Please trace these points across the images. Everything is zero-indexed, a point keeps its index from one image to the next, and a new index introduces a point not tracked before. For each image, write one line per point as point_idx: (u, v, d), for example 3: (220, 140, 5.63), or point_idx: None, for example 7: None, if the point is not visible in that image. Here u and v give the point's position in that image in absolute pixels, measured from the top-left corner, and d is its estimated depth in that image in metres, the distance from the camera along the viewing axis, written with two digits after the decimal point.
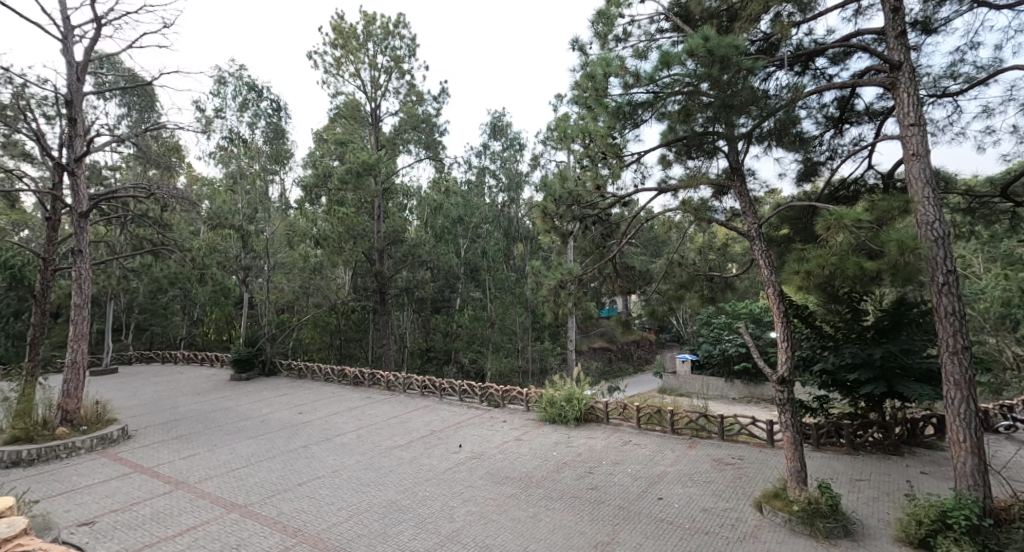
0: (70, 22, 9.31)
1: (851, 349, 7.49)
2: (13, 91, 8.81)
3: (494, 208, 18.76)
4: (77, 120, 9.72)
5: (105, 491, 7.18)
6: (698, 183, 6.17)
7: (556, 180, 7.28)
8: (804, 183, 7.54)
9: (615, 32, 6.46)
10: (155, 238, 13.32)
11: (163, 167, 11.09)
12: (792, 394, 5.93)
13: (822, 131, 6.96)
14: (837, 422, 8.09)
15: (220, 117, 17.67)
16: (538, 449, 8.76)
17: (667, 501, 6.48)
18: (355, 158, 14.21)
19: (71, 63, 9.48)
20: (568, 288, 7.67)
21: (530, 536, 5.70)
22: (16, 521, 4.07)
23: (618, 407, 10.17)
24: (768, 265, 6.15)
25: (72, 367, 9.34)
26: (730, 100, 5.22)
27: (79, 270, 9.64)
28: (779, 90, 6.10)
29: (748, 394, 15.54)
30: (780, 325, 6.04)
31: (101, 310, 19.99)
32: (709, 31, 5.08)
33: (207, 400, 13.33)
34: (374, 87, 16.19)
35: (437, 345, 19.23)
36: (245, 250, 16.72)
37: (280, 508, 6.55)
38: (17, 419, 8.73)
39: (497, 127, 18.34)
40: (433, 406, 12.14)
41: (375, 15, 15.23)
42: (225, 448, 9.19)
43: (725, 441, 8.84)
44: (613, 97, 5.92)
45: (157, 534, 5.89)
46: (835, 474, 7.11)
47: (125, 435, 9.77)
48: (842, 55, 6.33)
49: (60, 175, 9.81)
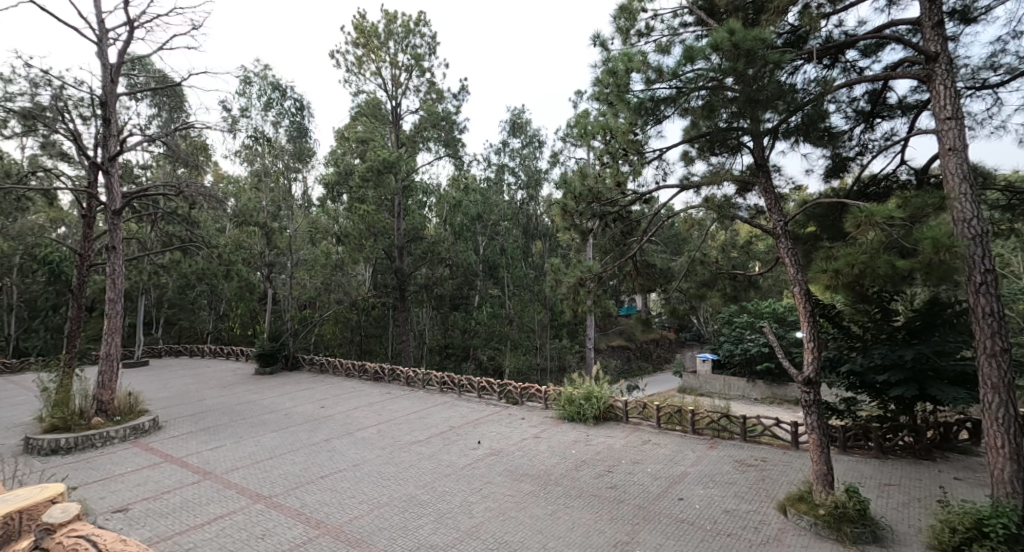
0: (104, 25, 9.58)
1: (881, 349, 7.27)
2: (51, 92, 9.13)
3: (513, 206, 18.59)
4: (112, 120, 10.00)
5: (137, 480, 7.41)
6: (723, 180, 6.05)
7: (575, 177, 7.18)
8: (832, 180, 7.34)
9: (637, 27, 6.37)
10: (184, 235, 13.75)
11: (192, 165, 11.38)
12: (818, 395, 5.80)
13: (852, 126, 6.76)
14: (866, 425, 7.85)
15: (246, 116, 17.99)
16: (557, 447, 8.73)
17: (687, 502, 6.42)
18: (375, 156, 14.39)
19: (105, 66, 9.77)
20: (587, 286, 7.60)
21: (549, 534, 5.69)
22: (71, 506, 3.66)
23: (637, 406, 10.07)
24: (794, 263, 6.02)
25: (106, 359, 9.64)
26: (756, 95, 5.14)
27: (113, 266, 9.91)
28: (807, 84, 5.96)
29: (770, 395, 15.27)
30: (806, 324, 5.91)
31: (133, 304, 20.65)
32: (735, 23, 4.92)
33: (232, 393, 13.61)
34: (394, 86, 16.37)
35: (456, 341, 19.28)
36: (269, 247, 17.12)
37: (303, 499, 6.68)
38: (56, 408, 9.11)
39: (517, 124, 18.24)
40: (451, 403, 12.21)
41: (396, 14, 15.35)
42: (250, 440, 9.40)
43: (747, 442, 8.69)
44: (634, 93, 5.86)
45: (187, 522, 6.06)
46: (861, 478, 6.95)
47: (155, 426, 10.04)
48: (875, 46, 6.15)
49: (96, 174, 10.10)
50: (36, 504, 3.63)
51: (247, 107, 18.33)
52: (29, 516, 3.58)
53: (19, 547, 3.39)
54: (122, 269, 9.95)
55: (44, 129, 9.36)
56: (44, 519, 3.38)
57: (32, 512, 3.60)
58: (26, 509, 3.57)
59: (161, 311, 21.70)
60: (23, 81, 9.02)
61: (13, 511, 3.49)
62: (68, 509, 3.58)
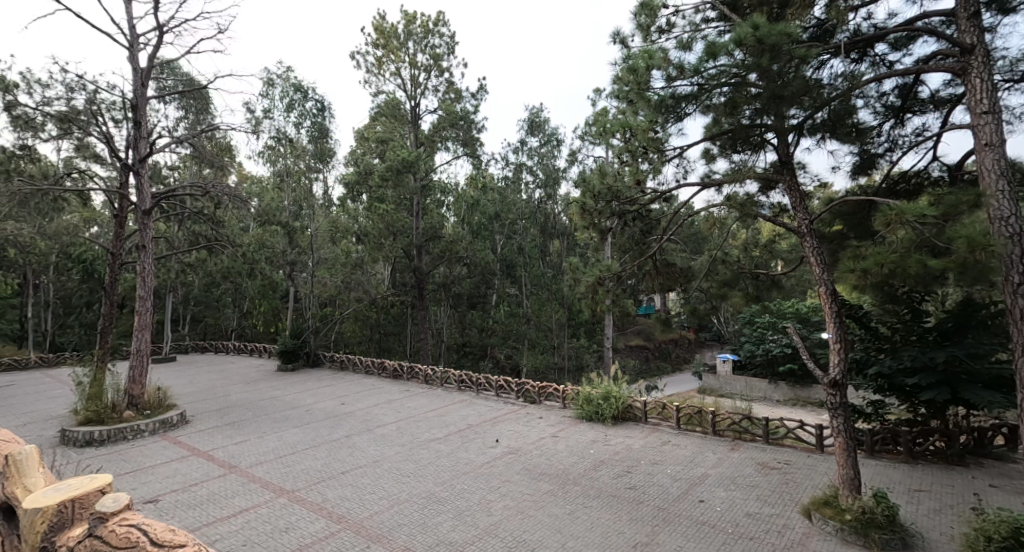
0: (135, 30, 9.86)
1: (911, 352, 7.04)
2: (86, 96, 9.43)
3: (531, 204, 18.75)
4: (142, 123, 10.28)
5: (166, 472, 7.62)
6: (746, 178, 5.94)
7: (594, 176, 7.15)
8: (859, 177, 7.14)
9: (658, 23, 6.30)
10: (210, 233, 14.05)
11: (217, 166, 11.63)
12: (845, 397, 5.65)
13: (881, 121, 6.57)
14: (894, 429, 7.66)
15: (269, 117, 18.35)
16: (575, 447, 8.68)
17: (708, 504, 6.33)
18: (395, 155, 14.56)
19: (136, 70, 10.05)
20: (607, 285, 7.56)
21: (568, 533, 5.68)
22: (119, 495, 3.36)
23: (656, 406, 9.97)
24: (820, 263, 5.88)
25: (137, 355, 9.93)
26: (781, 90, 4.99)
27: (143, 265, 10.19)
28: (834, 79, 5.80)
29: (793, 397, 14.97)
30: (832, 325, 5.78)
31: (162, 302, 21.26)
32: (759, 18, 4.83)
33: (256, 389, 13.89)
34: (414, 86, 16.49)
35: (473, 340, 19.35)
36: (291, 246, 17.41)
37: (325, 494, 6.78)
38: (90, 402, 9.41)
39: (535, 123, 18.19)
40: (470, 401, 12.27)
41: (415, 14, 15.48)
42: (274, 435, 9.59)
43: (771, 444, 8.54)
44: (655, 90, 5.82)
45: (214, 514, 6.21)
46: (890, 483, 6.78)
47: (183, 420, 10.30)
48: (905, 39, 5.98)
49: (126, 175, 10.36)
50: (87, 494, 3.36)
51: (271, 108, 18.67)
52: (82, 505, 3.32)
53: (73, 535, 3.15)
54: (151, 267, 10.24)
55: (79, 131, 9.65)
56: (96, 507, 3.10)
57: (84, 501, 3.33)
58: (78, 498, 3.30)
59: (187, 308, 22.28)
60: (60, 86, 9.32)
61: (67, 499, 3.26)
62: (118, 500, 3.23)
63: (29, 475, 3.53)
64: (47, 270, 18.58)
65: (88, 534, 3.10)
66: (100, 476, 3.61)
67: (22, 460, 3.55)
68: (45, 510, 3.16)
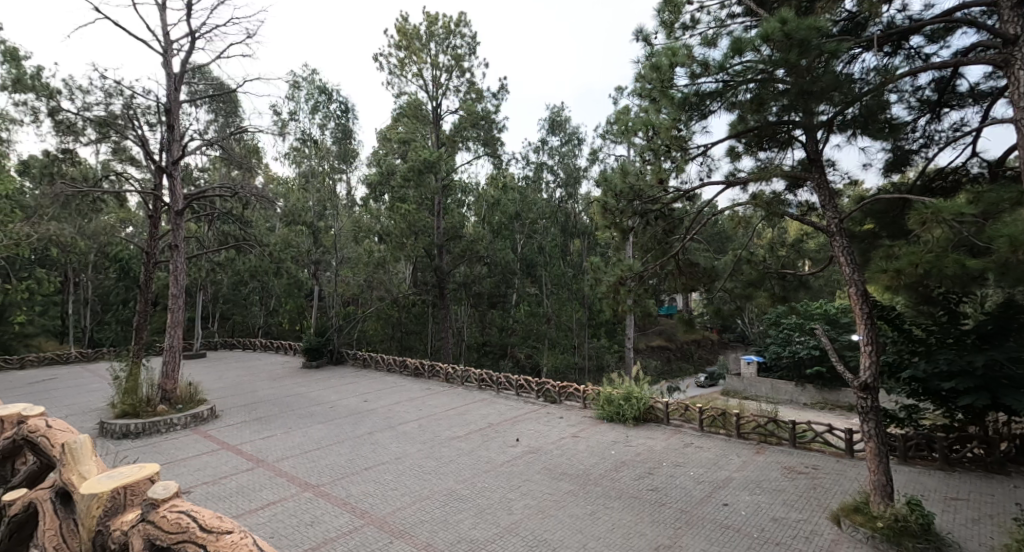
0: (169, 37, 10.19)
1: (947, 354, 6.80)
2: (123, 101, 9.77)
3: (552, 204, 18.64)
4: (175, 127, 10.59)
5: (197, 465, 7.85)
6: (773, 175, 5.80)
7: (616, 174, 7.11)
8: (892, 174, 6.90)
9: (682, 20, 6.22)
10: (239, 233, 14.37)
11: (246, 168, 11.88)
12: (876, 401, 5.50)
13: (916, 117, 6.35)
14: (929, 435, 7.43)
15: (295, 119, 18.75)
16: (596, 447, 8.64)
17: (733, 508, 6.23)
18: (417, 156, 14.71)
19: (169, 75, 10.36)
20: (628, 284, 7.47)
21: (589, 534, 5.66)
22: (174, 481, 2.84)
23: (679, 407, 9.85)
24: (850, 263, 5.73)
25: (169, 350, 10.24)
26: (810, 86, 4.88)
27: (176, 264, 10.50)
28: (866, 73, 5.62)
29: (821, 400, 14.59)
30: (863, 326, 5.63)
31: (193, 300, 21.92)
32: (787, 13, 4.72)
33: (282, 385, 14.20)
34: (435, 87, 16.63)
35: (493, 339, 19.42)
36: (316, 245, 17.83)
37: (348, 490, 6.89)
38: (126, 395, 9.75)
39: (556, 121, 18.16)
40: (490, 399, 12.33)
41: (437, 15, 15.58)
42: (299, 430, 9.79)
43: (798, 449, 8.33)
44: (679, 88, 5.73)
45: (243, 506, 6.37)
46: (924, 490, 6.57)
47: (213, 414, 10.58)
48: (943, 31, 5.78)
49: (160, 176, 10.68)
50: (138, 481, 2.86)
51: (296, 110, 19.07)
52: (134, 492, 2.83)
53: (127, 520, 2.64)
54: (184, 265, 10.54)
55: (116, 135, 10.01)
56: (145, 492, 2.58)
57: (136, 488, 2.83)
58: (130, 484, 2.81)
59: (217, 306, 22.88)
60: (99, 91, 9.68)
61: (119, 485, 2.78)
62: (169, 485, 2.69)
63: (82, 461, 3.11)
64: (87, 268, 19.35)
65: (142, 517, 2.58)
66: (147, 469, 2.98)
67: (76, 446, 3.12)
68: (100, 494, 2.71)
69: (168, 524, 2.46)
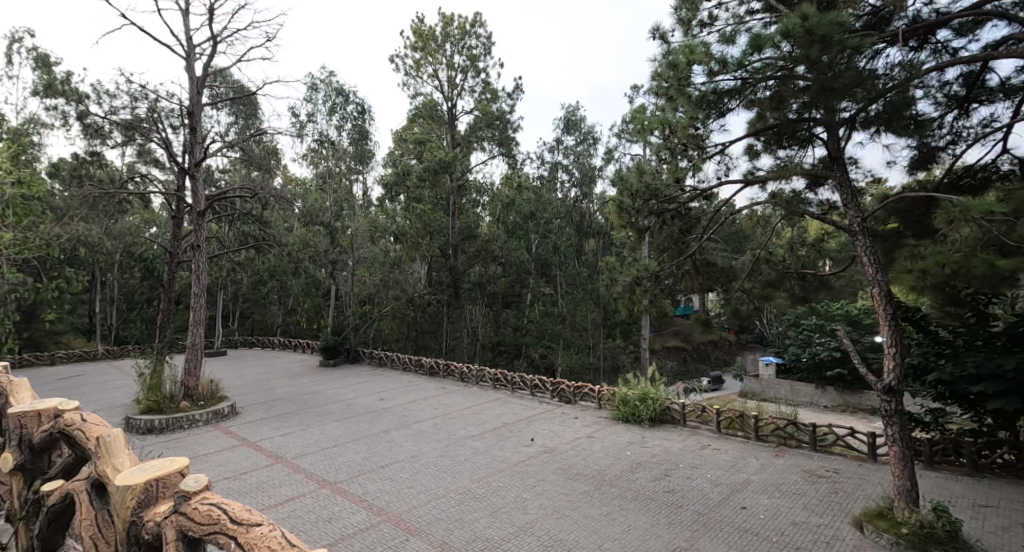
0: (192, 41, 10.39)
1: (975, 357, 6.60)
2: (148, 105, 9.99)
3: (567, 203, 18.50)
4: (197, 129, 10.79)
5: (218, 460, 8.00)
6: (793, 173, 5.70)
7: (632, 173, 7.07)
8: (918, 172, 6.72)
9: (700, 17, 6.14)
10: (258, 234, 14.60)
11: (265, 169, 12.06)
12: (900, 405, 5.37)
13: (943, 113, 6.18)
14: (957, 439, 7.25)
15: (312, 121, 18.99)
16: (611, 448, 8.60)
17: (751, 511, 6.14)
18: (432, 156, 14.80)
19: (192, 78, 10.57)
20: (644, 284, 7.41)
21: (604, 535, 5.63)
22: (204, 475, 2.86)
23: (695, 409, 9.72)
24: (872, 263, 5.61)
25: (191, 348, 10.46)
26: (832, 83, 4.78)
27: (197, 263, 10.71)
28: (891, 68, 5.49)
29: (843, 403, 14.30)
30: (886, 328, 5.51)
31: (214, 298, 22.35)
32: (808, 8, 4.63)
33: (300, 383, 14.41)
34: (451, 87, 16.69)
35: (508, 338, 19.43)
36: (333, 245, 18.07)
37: (365, 487, 6.95)
38: (150, 392, 10.00)
39: (571, 121, 18.11)
40: (505, 399, 12.34)
41: (453, 16, 15.66)
42: (316, 428, 9.90)
43: (818, 452, 8.18)
44: (696, 86, 5.67)
45: (263, 502, 6.47)
46: (950, 496, 6.41)
47: (233, 410, 10.76)
48: (971, 24, 5.62)
49: (183, 178, 10.90)
50: (169, 474, 2.91)
51: (314, 112, 19.32)
52: (166, 485, 2.88)
53: (159, 511, 2.68)
54: (205, 265, 10.75)
55: (141, 138, 10.24)
56: (178, 484, 2.59)
57: (168, 481, 2.88)
58: (161, 477, 2.86)
59: (237, 305, 23.29)
60: (125, 95, 9.92)
61: (151, 478, 2.83)
62: (200, 478, 2.70)
63: (116, 454, 3.15)
64: (113, 268, 19.88)
65: (175, 509, 2.62)
66: (177, 464, 3.03)
67: (110, 439, 3.13)
68: (134, 486, 2.76)
69: (200, 515, 2.49)
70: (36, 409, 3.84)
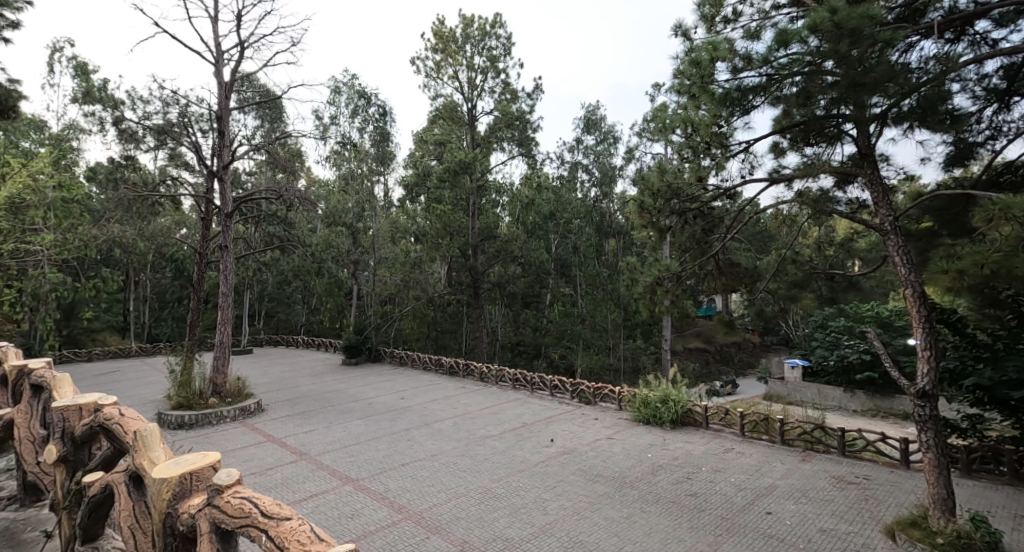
0: (220, 47, 10.65)
1: (1016, 361, 6.36)
2: (179, 110, 10.27)
3: (587, 203, 18.36)
4: (225, 133, 11.05)
5: (244, 456, 8.19)
6: (820, 171, 5.56)
7: (653, 173, 6.99)
8: (954, 168, 6.49)
9: (723, 13, 6.04)
10: (282, 234, 14.89)
11: (289, 171, 12.29)
12: (935, 410, 5.19)
13: (981, 107, 5.95)
14: (997, 447, 6.99)
15: (335, 123, 19.27)
16: (632, 449, 8.51)
17: (777, 517, 6.01)
18: (452, 157, 14.89)
19: (220, 83, 10.83)
20: (665, 285, 7.32)
21: (625, 537, 5.58)
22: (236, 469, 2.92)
23: (718, 411, 9.56)
24: (905, 263, 5.42)
25: (219, 346, 10.72)
26: (862, 78, 4.64)
27: (225, 264, 10.97)
28: (925, 62, 5.31)
29: (873, 407, 13.89)
30: (920, 330, 5.33)
31: (240, 298, 22.87)
32: (837, 1, 4.51)
33: (323, 382, 14.63)
34: (471, 88, 16.76)
35: (527, 338, 19.41)
36: (355, 246, 18.32)
37: (386, 485, 7.02)
38: (180, 388, 10.28)
39: (591, 120, 18.01)
40: (525, 399, 12.32)
41: (473, 17, 15.72)
42: (339, 425, 10.04)
43: (847, 457, 7.96)
44: (720, 83, 5.57)
45: (287, 498, 6.59)
46: (989, 506, 6.16)
47: (259, 408, 10.99)
48: (1012, 15, 5.40)
49: (211, 181, 11.18)
50: (203, 468, 2.98)
51: (337, 114, 19.59)
52: (199, 478, 2.95)
53: (193, 503, 2.75)
54: (232, 265, 11.00)
55: (172, 142, 10.53)
56: (213, 476, 2.64)
57: (201, 475, 2.95)
58: (195, 471, 2.93)
59: (262, 304, 23.78)
60: (157, 101, 10.22)
61: (185, 472, 2.90)
62: (232, 472, 2.75)
63: (152, 447, 3.22)
64: (145, 268, 20.50)
65: (208, 501, 2.68)
66: (209, 457, 3.11)
67: (146, 433, 3.23)
68: (168, 479, 2.84)
69: (232, 508, 2.55)
70: (78, 403, 3.99)
